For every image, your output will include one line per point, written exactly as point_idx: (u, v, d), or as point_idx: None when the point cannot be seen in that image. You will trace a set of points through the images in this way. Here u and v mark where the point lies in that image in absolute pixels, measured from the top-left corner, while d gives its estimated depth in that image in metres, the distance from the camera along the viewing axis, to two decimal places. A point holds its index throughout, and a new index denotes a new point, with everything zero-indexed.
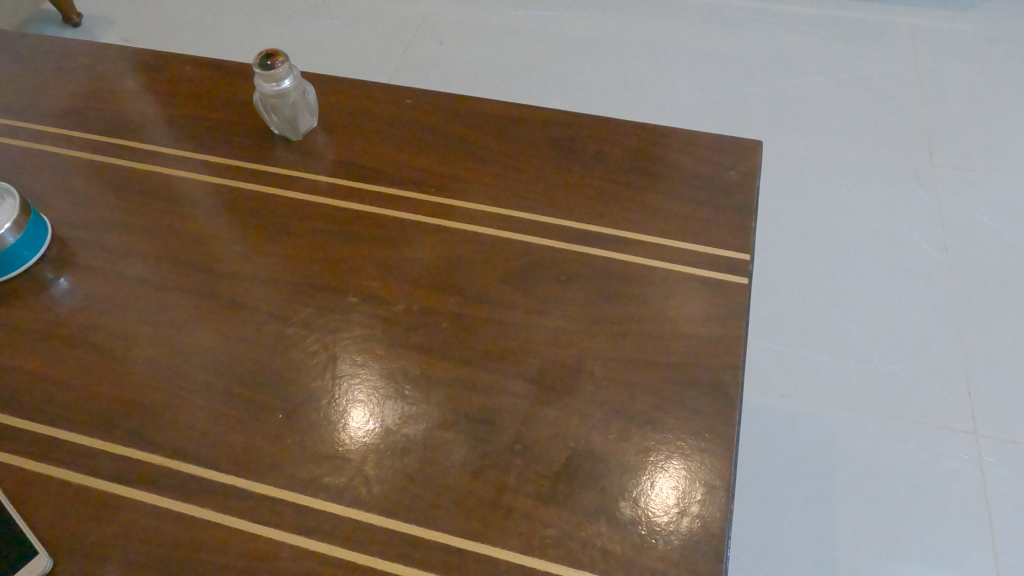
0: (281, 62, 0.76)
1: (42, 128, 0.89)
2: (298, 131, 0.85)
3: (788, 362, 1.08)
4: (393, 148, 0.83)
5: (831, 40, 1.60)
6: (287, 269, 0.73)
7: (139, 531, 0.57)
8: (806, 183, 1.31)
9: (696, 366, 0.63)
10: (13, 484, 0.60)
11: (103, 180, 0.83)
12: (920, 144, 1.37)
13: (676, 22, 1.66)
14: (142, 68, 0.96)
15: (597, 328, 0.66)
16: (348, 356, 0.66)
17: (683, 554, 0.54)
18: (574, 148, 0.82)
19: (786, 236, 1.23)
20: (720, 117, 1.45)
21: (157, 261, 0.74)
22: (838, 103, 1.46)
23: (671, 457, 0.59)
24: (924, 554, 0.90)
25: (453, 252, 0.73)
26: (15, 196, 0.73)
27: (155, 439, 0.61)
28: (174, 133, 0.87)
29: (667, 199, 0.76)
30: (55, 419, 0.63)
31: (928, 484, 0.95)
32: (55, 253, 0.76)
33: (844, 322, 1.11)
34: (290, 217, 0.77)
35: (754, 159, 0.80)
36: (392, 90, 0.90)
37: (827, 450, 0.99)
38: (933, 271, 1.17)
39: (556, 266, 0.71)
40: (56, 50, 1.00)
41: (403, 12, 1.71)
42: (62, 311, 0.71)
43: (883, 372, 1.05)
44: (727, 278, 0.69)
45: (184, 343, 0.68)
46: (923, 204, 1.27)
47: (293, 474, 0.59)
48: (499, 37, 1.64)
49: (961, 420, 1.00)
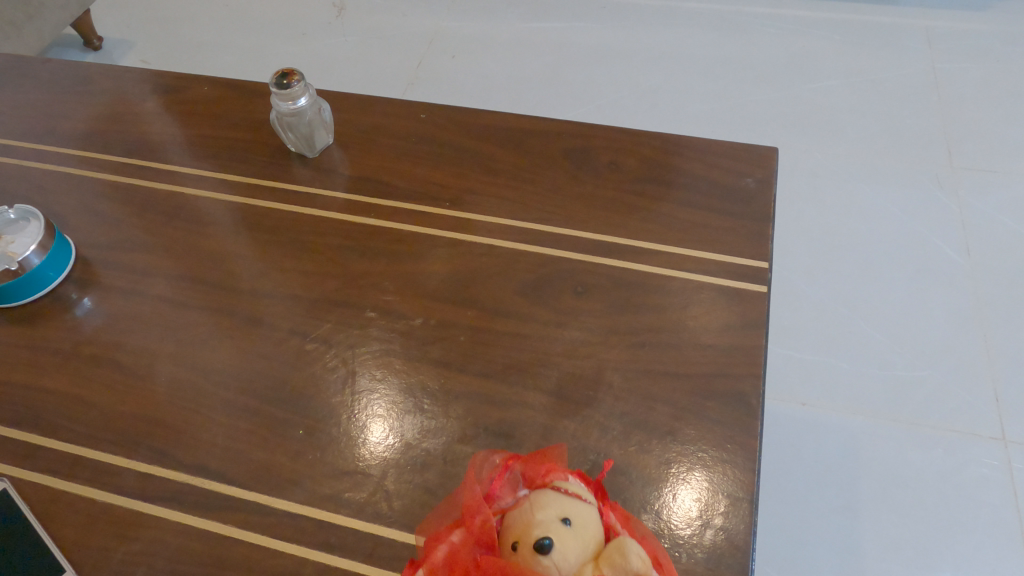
0: (297, 81, 0.78)
1: (66, 152, 0.91)
2: (314, 148, 0.86)
3: (810, 370, 1.06)
4: (408, 163, 0.84)
5: (844, 43, 1.59)
6: (305, 286, 0.73)
7: (163, 548, 0.57)
8: (823, 189, 1.30)
9: (717, 378, 0.63)
10: (38, 502, 0.61)
11: (123, 201, 0.84)
12: (938, 146, 1.35)
13: (687, 29, 1.66)
14: (161, 89, 0.97)
15: (616, 339, 0.66)
16: (368, 370, 0.66)
17: (707, 567, 0.53)
18: (589, 159, 0.82)
19: (804, 243, 1.22)
20: (734, 123, 1.45)
21: (179, 280, 0.75)
22: (854, 106, 1.45)
23: (693, 469, 0.58)
24: (954, 563, 0.88)
25: (471, 266, 0.74)
26: (40, 217, 0.75)
27: (179, 457, 0.62)
28: (193, 152, 0.89)
29: (684, 207, 0.76)
30: (80, 437, 0.64)
31: (956, 492, 0.93)
32: (79, 272, 0.77)
33: (865, 328, 1.10)
34: (308, 234, 0.78)
35: (770, 167, 0.80)
36: (406, 105, 0.91)
37: (851, 459, 0.97)
38: (955, 274, 1.15)
39: (573, 278, 0.71)
40: (79, 73, 1.02)
41: (415, 27, 1.73)
42: (85, 331, 0.72)
43: (907, 378, 1.03)
44: (746, 286, 0.69)
45: (204, 360, 0.68)
46: (942, 207, 1.25)
47: (315, 489, 0.59)
48: (511, 50, 1.65)
49: (989, 427, 0.98)
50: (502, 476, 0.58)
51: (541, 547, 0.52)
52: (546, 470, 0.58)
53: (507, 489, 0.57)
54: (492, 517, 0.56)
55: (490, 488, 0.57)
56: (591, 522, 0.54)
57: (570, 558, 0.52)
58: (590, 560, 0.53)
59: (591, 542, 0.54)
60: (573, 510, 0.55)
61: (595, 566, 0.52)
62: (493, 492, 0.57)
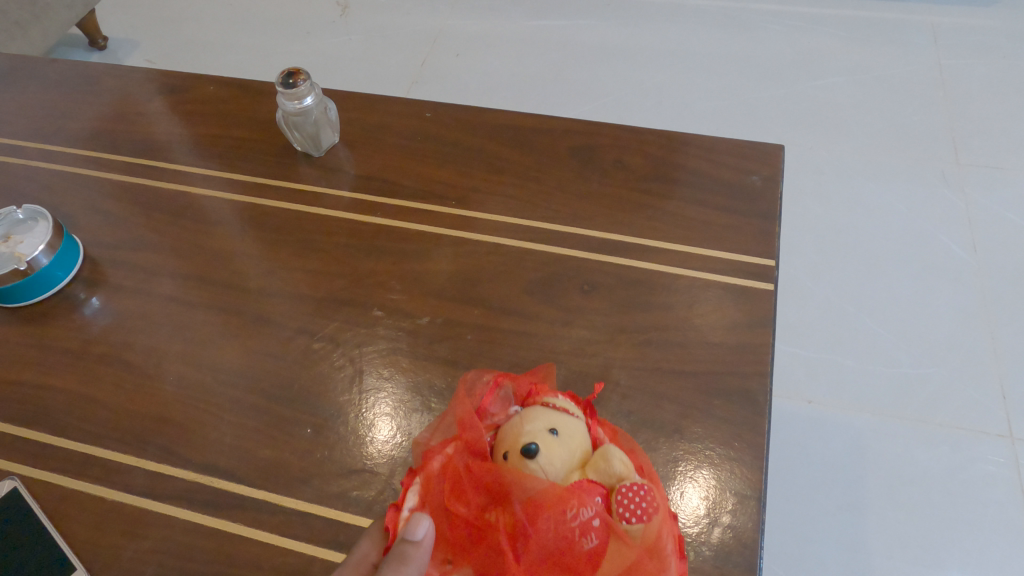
0: (303, 80, 0.77)
1: (73, 152, 0.91)
2: (320, 147, 0.86)
3: (815, 367, 1.06)
4: (414, 162, 0.84)
5: (849, 40, 1.58)
6: (312, 285, 0.74)
7: (173, 547, 0.58)
8: (828, 186, 1.30)
9: (724, 376, 0.63)
10: (48, 500, 0.61)
11: (130, 201, 0.84)
12: (945, 143, 1.35)
13: (692, 26, 1.66)
14: (167, 89, 0.98)
15: (622, 337, 0.66)
16: (375, 369, 0.66)
17: (715, 565, 0.53)
18: (594, 157, 0.82)
19: (809, 240, 1.22)
20: (739, 120, 1.44)
21: (186, 279, 0.76)
22: (859, 103, 1.44)
23: (701, 467, 0.58)
24: (961, 561, 0.87)
25: (477, 264, 0.74)
26: (48, 217, 0.75)
27: (188, 456, 0.62)
28: (200, 152, 0.89)
29: (690, 205, 0.76)
30: (89, 436, 0.65)
31: (962, 489, 0.93)
32: (87, 271, 0.77)
33: (871, 325, 1.09)
34: (315, 233, 0.78)
35: (776, 165, 0.80)
36: (411, 104, 0.91)
37: (858, 457, 0.97)
38: (962, 272, 1.15)
39: (579, 276, 0.71)
40: (85, 73, 1.02)
41: (419, 26, 1.73)
42: (94, 331, 0.72)
43: (913, 375, 1.03)
44: (753, 284, 0.69)
45: (212, 359, 0.69)
46: (948, 203, 1.25)
47: (323, 487, 0.60)
48: (515, 48, 1.65)
49: (995, 424, 0.98)
50: (493, 392, 0.56)
51: (528, 450, 0.47)
52: (538, 388, 0.56)
53: (499, 406, 0.55)
54: (483, 430, 0.52)
55: (480, 404, 0.55)
56: (578, 433, 0.51)
57: (556, 464, 0.48)
58: (577, 469, 0.49)
59: (578, 450, 0.50)
60: (561, 423, 0.50)
61: (582, 474, 0.48)
62: (485, 408, 0.54)
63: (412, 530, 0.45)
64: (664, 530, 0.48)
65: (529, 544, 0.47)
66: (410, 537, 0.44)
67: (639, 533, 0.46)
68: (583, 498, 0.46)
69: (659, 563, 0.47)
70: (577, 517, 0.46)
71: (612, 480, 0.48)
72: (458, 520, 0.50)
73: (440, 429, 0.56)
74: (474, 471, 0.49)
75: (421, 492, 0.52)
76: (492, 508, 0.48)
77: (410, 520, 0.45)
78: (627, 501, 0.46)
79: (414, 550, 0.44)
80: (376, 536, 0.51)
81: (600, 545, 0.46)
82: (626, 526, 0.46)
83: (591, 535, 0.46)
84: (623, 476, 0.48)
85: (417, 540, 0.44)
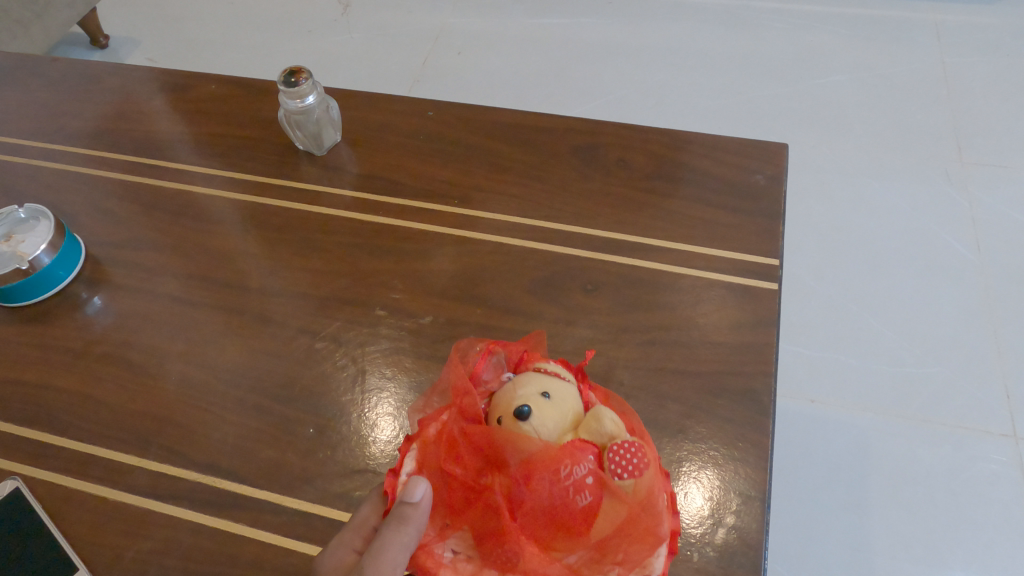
0: (305, 79, 0.77)
1: (75, 151, 0.91)
2: (322, 146, 0.86)
3: (818, 366, 1.06)
4: (417, 161, 0.84)
5: (852, 38, 1.58)
6: (314, 285, 0.73)
7: (175, 547, 0.58)
8: (831, 184, 1.30)
9: (729, 376, 0.63)
10: (50, 500, 0.61)
11: (132, 200, 0.84)
12: (948, 141, 1.34)
13: (694, 24, 1.66)
14: (168, 87, 0.97)
15: (625, 337, 0.66)
16: (378, 369, 0.66)
17: (719, 566, 0.53)
18: (597, 155, 0.82)
19: (812, 239, 1.22)
20: (741, 119, 1.44)
21: (188, 279, 0.76)
22: (862, 102, 1.44)
23: (704, 467, 0.58)
24: (964, 561, 0.87)
25: (480, 263, 0.73)
26: (50, 217, 0.75)
27: (190, 456, 0.62)
28: (202, 151, 0.89)
29: (693, 204, 0.76)
30: (91, 436, 0.64)
31: (966, 489, 0.92)
32: (89, 270, 0.77)
33: (874, 324, 1.09)
34: (317, 232, 0.78)
35: (780, 163, 0.79)
36: (413, 102, 0.91)
37: (861, 456, 0.96)
38: (965, 270, 1.15)
39: (582, 276, 0.71)
40: (86, 72, 1.02)
41: (420, 24, 1.72)
42: (96, 330, 0.72)
43: (916, 374, 1.03)
44: (757, 284, 0.69)
45: (215, 358, 0.69)
46: (952, 202, 1.24)
47: (326, 487, 0.59)
48: (517, 46, 1.64)
49: (999, 423, 0.98)
50: (486, 359, 0.54)
51: (520, 413, 0.46)
52: (530, 355, 0.54)
53: (491, 374, 0.53)
54: (478, 396, 0.50)
55: (473, 370, 0.53)
56: (571, 396, 0.49)
57: (549, 425, 0.46)
58: (570, 430, 0.47)
59: (571, 412, 0.48)
60: (554, 386, 0.49)
61: (575, 436, 0.47)
62: (478, 376, 0.52)
63: (411, 492, 0.48)
64: (657, 486, 0.48)
65: (524, 504, 0.46)
66: (409, 499, 0.48)
67: (633, 488, 0.45)
68: (577, 456, 0.45)
69: (653, 518, 0.47)
70: (571, 475, 0.45)
71: (604, 439, 0.46)
72: (455, 483, 0.50)
73: (437, 397, 0.56)
74: (469, 436, 0.49)
75: (417, 457, 0.53)
76: (488, 470, 0.48)
77: (409, 483, 0.48)
78: (621, 457, 0.45)
79: (412, 511, 0.47)
80: (377, 498, 0.53)
81: (594, 502, 0.45)
82: (620, 482, 0.45)
83: (584, 493, 0.45)
84: (616, 435, 0.46)
85: (416, 501, 0.48)
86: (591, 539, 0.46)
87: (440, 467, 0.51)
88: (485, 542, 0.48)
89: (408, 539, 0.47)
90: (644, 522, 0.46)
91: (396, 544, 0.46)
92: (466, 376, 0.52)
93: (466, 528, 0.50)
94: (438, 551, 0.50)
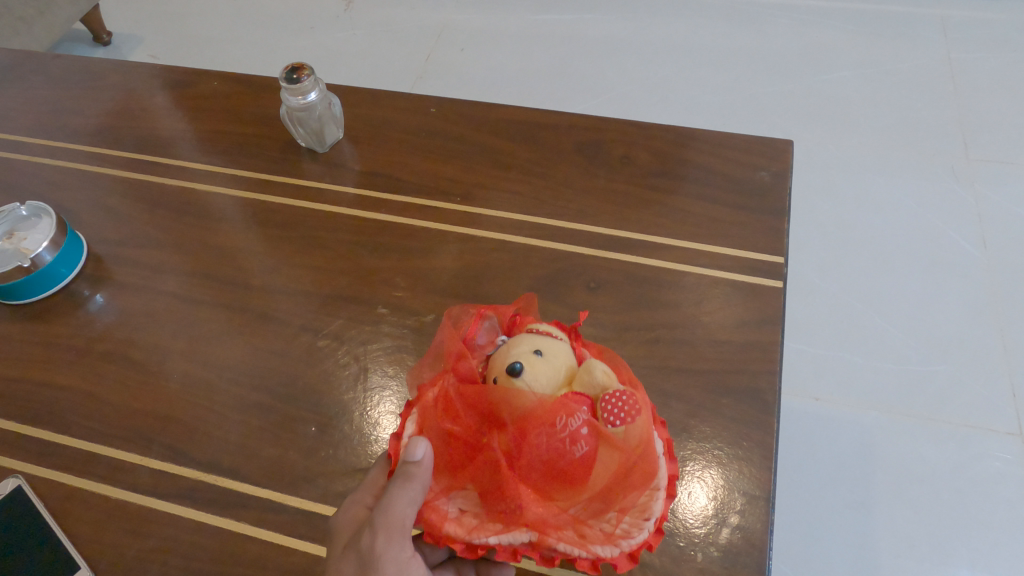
0: (307, 76, 0.77)
1: (77, 148, 0.91)
2: (324, 143, 0.85)
3: (823, 364, 1.05)
4: (419, 158, 0.84)
5: (858, 34, 1.57)
6: (316, 282, 0.73)
7: (177, 545, 0.57)
8: (836, 181, 1.29)
9: (733, 375, 0.62)
10: (52, 498, 0.61)
11: (135, 198, 0.84)
12: (954, 138, 1.33)
13: (699, 20, 1.65)
14: (171, 84, 0.97)
15: (629, 335, 0.66)
16: (380, 367, 0.66)
17: (723, 566, 0.53)
18: (601, 152, 0.82)
19: (817, 236, 1.21)
20: (746, 116, 1.43)
21: (190, 276, 0.75)
22: (868, 98, 1.43)
23: (708, 466, 0.58)
24: (970, 560, 0.87)
25: (482, 261, 0.73)
26: (52, 214, 0.75)
27: (191, 454, 0.62)
28: (204, 148, 0.88)
29: (697, 201, 0.75)
30: (93, 434, 0.64)
31: (971, 487, 0.92)
32: (90, 268, 0.77)
33: (879, 322, 1.08)
34: (319, 229, 0.78)
35: (785, 160, 0.79)
36: (416, 99, 0.91)
37: (866, 454, 0.96)
38: (971, 267, 1.14)
39: (586, 273, 0.71)
40: (88, 69, 1.01)
41: (423, 20, 1.72)
42: (98, 328, 0.72)
43: (922, 372, 1.02)
44: (761, 282, 0.68)
45: (216, 356, 0.68)
46: (958, 198, 1.24)
47: (328, 486, 0.59)
48: (520, 43, 1.64)
49: (1005, 422, 0.97)
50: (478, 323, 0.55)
51: (514, 369, 0.46)
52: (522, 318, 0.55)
53: (485, 337, 0.54)
54: (473, 359, 0.52)
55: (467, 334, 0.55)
56: (563, 354, 0.49)
57: (542, 381, 0.47)
58: (564, 385, 0.48)
59: (564, 368, 0.48)
60: (544, 344, 0.49)
61: (569, 390, 0.48)
62: (471, 340, 0.54)
63: (412, 451, 0.48)
64: (649, 433, 0.49)
65: (522, 457, 0.47)
66: (411, 458, 0.48)
67: (626, 435, 0.46)
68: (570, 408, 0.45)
69: (648, 463, 0.48)
70: (566, 427, 0.45)
71: (596, 391, 0.47)
72: (456, 442, 0.51)
73: (431, 362, 0.56)
74: (467, 396, 0.50)
75: (419, 420, 0.54)
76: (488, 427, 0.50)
77: (410, 442, 0.49)
78: (612, 406, 0.46)
79: (416, 469, 0.48)
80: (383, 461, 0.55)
81: (590, 452, 0.46)
82: (613, 430, 0.46)
83: (580, 444, 0.46)
84: (607, 386, 0.47)
85: (418, 459, 0.48)
86: (589, 487, 0.47)
87: (440, 428, 0.52)
88: (489, 495, 0.49)
89: (415, 493, 0.47)
90: (639, 466, 0.48)
91: (403, 498, 0.47)
92: (461, 340, 0.54)
93: (470, 486, 0.50)
94: (443, 507, 0.50)
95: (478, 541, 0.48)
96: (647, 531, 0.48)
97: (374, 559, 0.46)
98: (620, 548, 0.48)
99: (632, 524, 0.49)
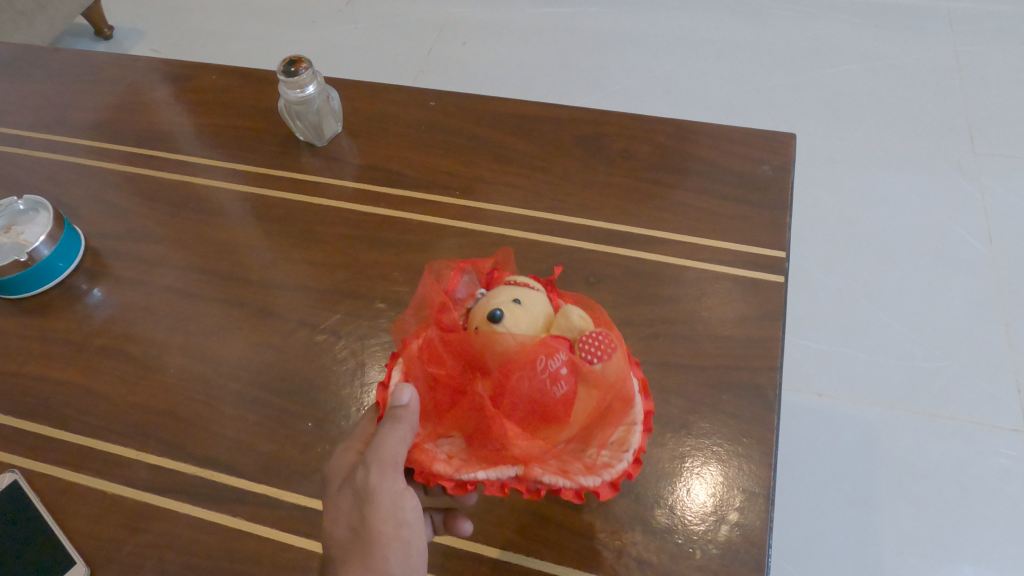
0: (305, 69, 0.76)
1: (76, 142, 0.90)
2: (323, 137, 0.85)
3: (826, 360, 1.04)
4: (418, 152, 0.83)
5: (863, 27, 1.55)
6: (315, 277, 0.73)
7: (174, 540, 0.57)
8: (841, 175, 1.28)
9: (733, 372, 0.61)
10: (50, 493, 0.61)
11: (134, 192, 0.84)
12: (961, 131, 1.32)
13: (702, 13, 1.63)
14: (170, 78, 0.96)
15: (628, 331, 0.65)
16: (377, 362, 0.66)
17: (722, 564, 0.53)
18: (601, 146, 0.81)
19: (821, 231, 1.20)
20: (750, 110, 1.42)
21: (188, 271, 0.75)
22: (873, 92, 1.41)
23: (707, 463, 0.57)
24: (973, 557, 0.86)
25: (481, 255, 0.73)
26: (50, 208, 0.75)
27: (189, 449, 0.62)
28: (202, 142, 0.88)
29: (698, 195, 0.75)
30: (91, 429, 0.64)
31: (975, 484, 0.91)
32: (88, 261, 0.77)
33: (883, 317, 1.08)
34: (317, 223, 0.77)
35: (788, 154, 0.78)
36: (415, 92, 0.90)
37: (869, 451, 0.95)
38: (976, 262, 1.13)
39: (585, 268, 0.70)
40: (87, 62, 1.01)
41: (425, 14, 1.71)
42: (96, 323, 0.72)
43: (926, 368, 1.01)
44: (763, 277, 0.67)
45: (214, 351, 0.68)
46: (964, 193, 1.22)
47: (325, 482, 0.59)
48: (522, 36, 1.63)
49: (1010, 418, 0.96)
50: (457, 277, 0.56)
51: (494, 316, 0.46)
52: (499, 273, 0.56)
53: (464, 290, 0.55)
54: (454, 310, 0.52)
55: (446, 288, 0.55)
56: (540, 302, 0.50)
57: (522, 328, 0.47)
58: (542, 331, 0.49)
59: (542, 316, 0.49)
60: (523, 293, 0.49)
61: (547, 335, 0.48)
62: (451, 294, 0.54)
63: (398, 396, 0.49)
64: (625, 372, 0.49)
65: (506, 397, 0.47)
66: (398, 402, 0.49)
67: (604, 372, 0.47)
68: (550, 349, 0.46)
69: (624, 397, 0.49)
70: (547, 368, 0.45)
71: (574, 333, 0.48)
72: (440, 387, 0.51)
73: (413, 315, 0.56)
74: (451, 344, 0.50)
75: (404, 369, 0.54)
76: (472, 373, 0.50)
77: (395, 388, 0.50)
78: (590, 345, 0.46)
79: (404, 412, 0.49)
80: (373, 412, 0.55)
81: (570, 390, 0.46)
82: (592, 368, 0.46)
83: (561, 382, 0.46)
84: (585, 329, 0.48)
85: (405, 403, 0.49)
86: (570, 423, 0.48)
87: (426, 375, 0.52)
88: (476, 436, 0.49)
89: (404, 433, 0.48)
90: (616, 402, 0.49)
91: (393, 437, 0.47)
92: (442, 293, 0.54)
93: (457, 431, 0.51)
94: (431, 450, 0.50)
95: (466, 476, 0.48)
96: (625, 461, 0.49)
97: (370, 491, 0.46)
98: (602, 478, 0.48)
99: (612, 456, 0.49)
